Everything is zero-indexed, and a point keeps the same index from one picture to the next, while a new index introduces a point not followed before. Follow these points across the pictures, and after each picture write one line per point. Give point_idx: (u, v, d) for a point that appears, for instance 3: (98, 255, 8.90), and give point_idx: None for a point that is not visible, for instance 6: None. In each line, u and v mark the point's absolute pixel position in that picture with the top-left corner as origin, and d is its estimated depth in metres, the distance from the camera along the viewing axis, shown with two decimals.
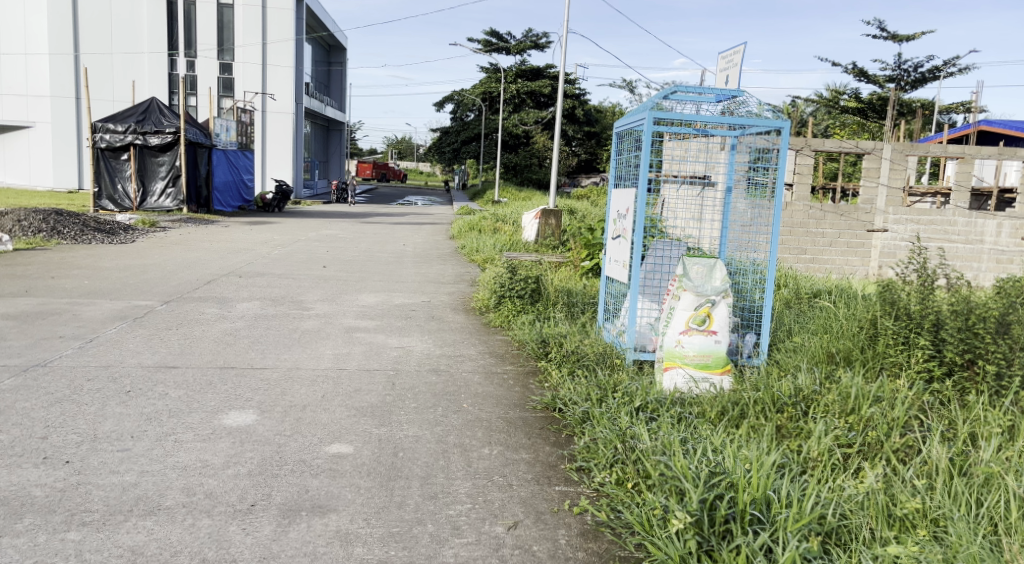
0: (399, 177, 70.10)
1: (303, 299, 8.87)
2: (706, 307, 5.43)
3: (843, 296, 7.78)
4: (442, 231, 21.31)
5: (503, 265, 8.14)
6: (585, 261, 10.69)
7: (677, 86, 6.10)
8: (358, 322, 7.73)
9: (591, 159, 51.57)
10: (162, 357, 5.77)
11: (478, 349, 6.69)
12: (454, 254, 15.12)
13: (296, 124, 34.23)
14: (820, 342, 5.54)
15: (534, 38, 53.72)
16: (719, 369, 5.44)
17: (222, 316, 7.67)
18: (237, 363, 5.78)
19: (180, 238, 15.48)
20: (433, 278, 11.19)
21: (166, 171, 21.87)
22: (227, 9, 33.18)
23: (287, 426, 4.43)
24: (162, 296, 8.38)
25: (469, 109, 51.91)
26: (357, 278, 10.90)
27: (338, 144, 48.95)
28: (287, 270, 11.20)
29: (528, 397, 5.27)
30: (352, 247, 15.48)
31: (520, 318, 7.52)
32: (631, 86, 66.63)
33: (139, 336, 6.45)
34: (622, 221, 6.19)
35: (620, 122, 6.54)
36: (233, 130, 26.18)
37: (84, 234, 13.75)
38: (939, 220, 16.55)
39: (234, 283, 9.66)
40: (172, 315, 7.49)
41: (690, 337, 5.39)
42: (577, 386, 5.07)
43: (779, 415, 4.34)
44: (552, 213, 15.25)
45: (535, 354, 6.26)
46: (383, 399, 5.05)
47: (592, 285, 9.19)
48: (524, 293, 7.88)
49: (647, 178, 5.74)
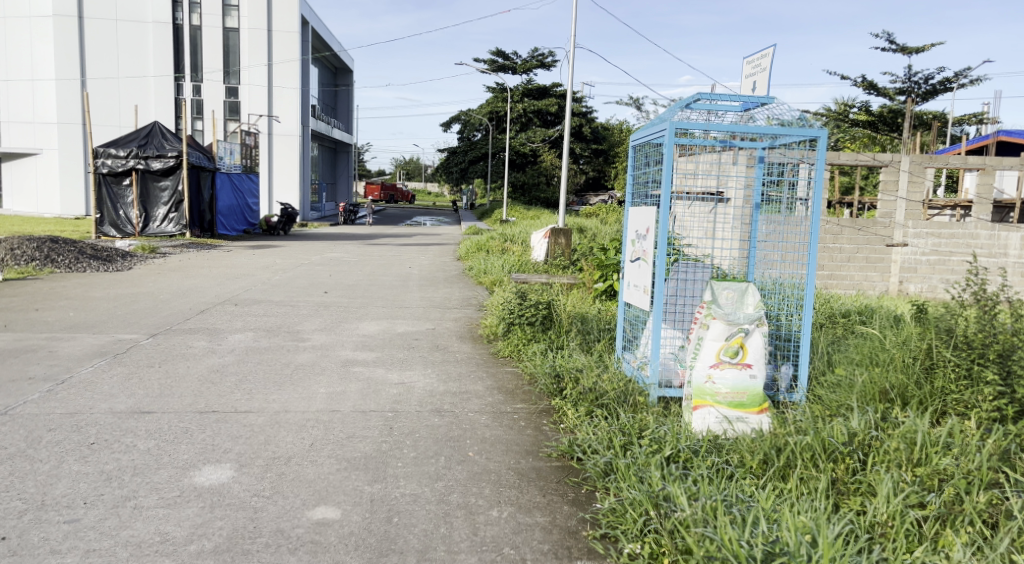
0: (408, 198, 69.86)
1: (299, 329, 8.34)
2: (739, 337, 4.90)
3: (885, 322, 7.10)
4: (449, 252, 20.80)
5: (511, 292, 7.64)
6: (597, 282, 10.13)
7: (700, 94, 5.58)
8: (356, 354, 7.17)
9: (599, 176, 51.17)
10: (136, 401, 5.22)
11: (486, 385, 6.10)
12: (462, 277, 14.60)
13: (302, 146, 33.93)
14: (868, 375, 4.88)
15: (540, 58, 53.59)
16: (755, 409, 4.88)
17: (211, 350, 7.14)
18: (219, 405, 5.23)
19: (178, 264, 15.05)
20: (439, 303, 10.66)
21: (168, 197, 21.47)
22: (232, 33, 33.15)
23: (267, 485, 3.88)
24: (149, 329, 7.86)
25: (476, 128, 51.69)
26: (359, 304, 10.37)
27: (346, 166, 48.65)
28: (286, 297, 10.70)
29: (542, 441, 4.70)
30: (355, 271, 15.01)
31: (531, 347, 6.94)
32: (637, 103, 66.60)
33: (116, 375, 5.91)
34: (642, 242, 5.60)
35: (636, 135, 6.01)
36: (237, 153, 25.82)
37: (79, 262, 13.32)
38: (961, 233, 15.88)
39: (227, 312, 9.14)
40: (157, 350, 6.97)
41: (721, 372, 4.86)
42: (597, 430, 4.50)
43: (835, 466, 3.80)
44: (562, 231, 14.72)
45: (548, 391, 5.67)
46: (378, 448, 4.49)
47: (608, 309, 8.62)
48: (535, 321, 7.33)
49: (669, 195, 5.21)
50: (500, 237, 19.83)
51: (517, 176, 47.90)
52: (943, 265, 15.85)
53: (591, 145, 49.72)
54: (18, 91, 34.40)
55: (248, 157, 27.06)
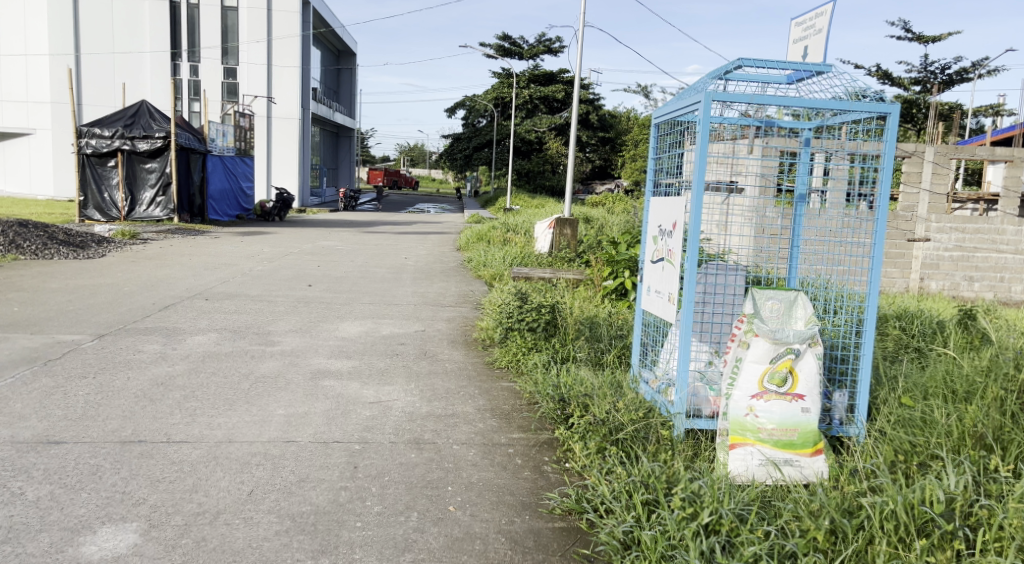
0: (411, 185, 68.74)
1: (270, 330, 7.38)
2: (787, 359, 3.98)
3: (950, 345, 6.02)
4: (449, 241, 19.84)
5: (509, 293, 6.68)
6: (607, 280, 9.13)
7: (740, 61, 4.63)
8: (330, 363, 6.20)
9: (605, 165, 50.13)
10: (47, 426, 4.31)
11: (476, 406, 5.14)
12: (459, 270, 13.59)
13: (301, 130, 32.88)
14: (954, 411, 3.87)
15: (547, 43, 52.35)
16: (809, 450, 3.92)
17: (163, 354, 6.21)
18: (148, 433, 4.28)
19: (157, 251, 14.11)
20: (432, 300, 9.67)
21: (155, 179, 20.52)
22: (231, 12, 32.01)
23: (175, 558, 2.97)
24: (97, 329, 6.94)
25: (481, 115, 50.51)
26: (343, 300, 9.39)
27: (348, 151, 47.55)
28: (263, 291, 9.72)
29: (543, 489, 3.75)
30: (345, 261, 14.04)
31: (532, 359, 6.00)
32: (645, 91, 65.26)
33: (35, 391, 4.99)
34: (666, 239, 4.61)
35: (662, 111, 5.08)
36: (230, 135, 24.76)
37: (47, 248, 12.41)
38: (986, 229, 14.60)
39: (193, 309, 8.19)
40: (98, 356, 6.04)
41: (766, 403, 3.94)
42: (612, 481, 3.56)
43: (940, 550, 2.83)
44: (568, 221, 13.71)
45: (551, 418, 4.70)
46: (334, 499, 3.54)
47: (619, 312, 7.64)
48: (537, 327, 6.36)
49: (702, 181, 4.24)
50: (501, 226, 18.84)
51: (521, 163, 46.82)
52: (967, 261, 14.57)
53: (598, 133, 48.51)
54: (10, 69, 33.44)
55: (243, 140, 26.04)
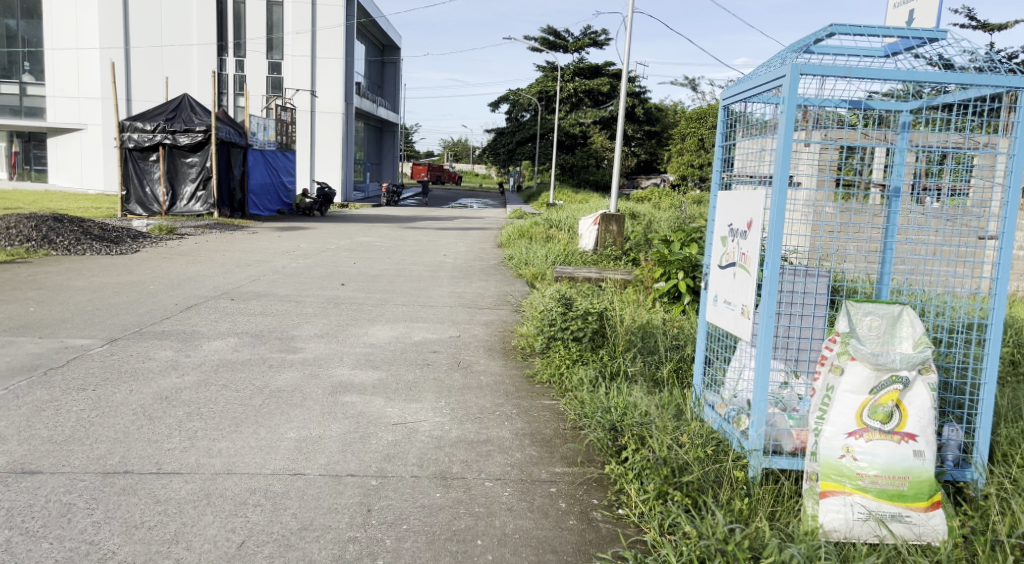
0: (454, 179, 68.27)
1: (294, 335, 6.86)
2: (893, 391, 3.25)
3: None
4: (491, 237, 19.27)
5: (552, 299, 6.04)
6: (659, 282, 8.41)
7: (833, 27, 3.85)
8: (354, 375, 5.62)
9: (651, 159, 49.12)
10: (26, 453, 3.80)
11: (514, 429, 4.51)
12: (500, 268, 12.95)
13: (344, 124, 32.57)
14: None
15: (593, 36, 51.42)
16: (921, 504, 3.19)
17: (175, 362, 5.71)
18: (137, 462, 3.74)
19: (192, 247, 13.80)
20: (469, 302, 9.08)
21: (196, 173, 20.30)
22: (276, 6, 31.82)
23: None
24: (110, 333, 6.47)
25: (525, 109, 49.72)
26: (376, 302, 8.84)
27: (391, 146, 47.25)
28: (293, 291, 9.24)
29: (591, 549, 3.10)
30: (382, 258, 13.53)
31: (577, 373, 5.34)
32: (693, 84, 63.91)
33: (26, 406, 4.50)
34: (740, 240, 3.90)
35: (733, 91, 4.36)
36: (272, 129, 24.49)
37: (80, 244, 12.15)
38: None
39: (216, 310, 7.71)
40: (104, 364, 5.55)
41: (867, 444, 3.22)
42: (680, 546, 2.91)
43: None
44: (614, 217, 13.02)
45: (601, 449, 4.02)
46: (338, 555, 2.95)
47: (674, 319, 6.93)
48: (583, 336, 5.69)
49: (788, 172, 3.53)
50: (543, 223, 18.18)
51: (565, 158, 46.10)
52: None
53: (643, 127, 47.57)
54: (62, 64, 33.87)
55: (285, 134, 25.81)
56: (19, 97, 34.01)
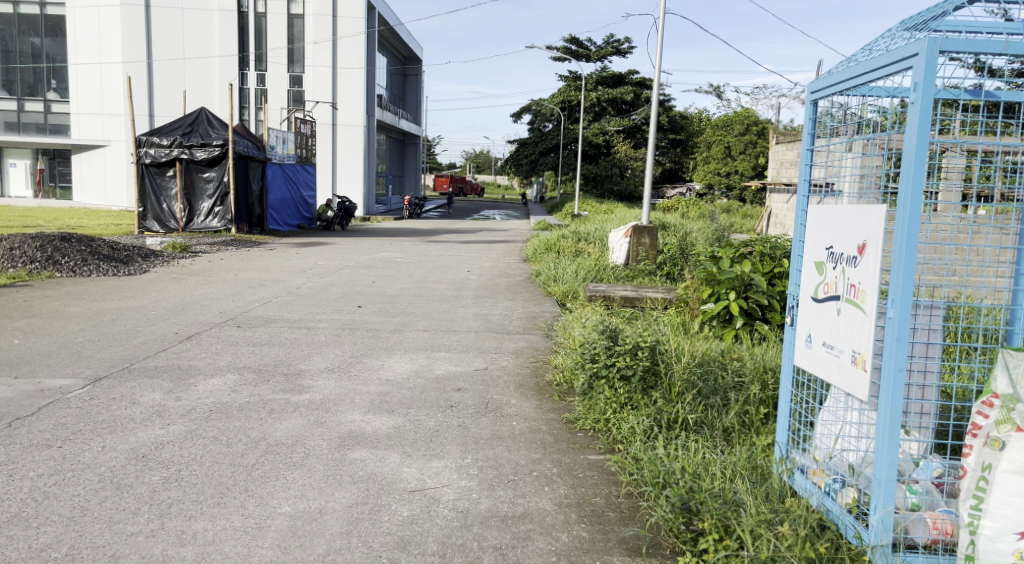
0: (477, 191, 67.74)
1: (302, 370, 6.10)
2: None
3: None
4: (515, 251, 18.47)
5: (596, 330, 5.27)
6: (706, 303, 7.53)
7: None
8: (367, 422, 4.82)
9: (676, 168, 48.12)
10: None
11: (555, 498, 3.69)
12: (528, 286, 12.12)
13: (365, 136, 32.04)
14: None
15: (616, 44, 50.55)
16: None
17: (161, 408, 4.96)
18: (88, 556, 2.99)
19: (205, 266, 13.15)
20: (495, 326, 8.28)
21: (213, 189, 19.75)
22: (298, 19, 31.40)
23: None
24: (95, 371, 5.75)
25: (547, 119, 48.95)
26: (394, 327, 8.06)
27: (414, 158, 46.71)
28: (305, 315, 8.50)
29: None
30: (403, 275, 12.79)
31: (626, 422, 4.52)
32: (717, 91, 62.82)
33: None
34: (846, 269, 3.07)
35: (825, 81, 3.51)
36: (291, 142, 23.87)
37: (87, 265, 11.54)
38: None
39: (219, 340, 6.98)
40: (81, 410, 4.81)
41: None
42: None
43: None
44: (646, 229, 12.21)
45: (673, 535, 3.19)
46: None
47: (732, 349, 6.05)
48: (632, 376, 4.89)
49: (925, 180, 2.71)
50: (571, 235, 17.32)
51: (589, 168, 45.30)
52: None
53: (668, 135, 46.56)
54: (84, 81, 33.67)
55: (305, 148, 25.25)
56: (43, 114, 33.90)
